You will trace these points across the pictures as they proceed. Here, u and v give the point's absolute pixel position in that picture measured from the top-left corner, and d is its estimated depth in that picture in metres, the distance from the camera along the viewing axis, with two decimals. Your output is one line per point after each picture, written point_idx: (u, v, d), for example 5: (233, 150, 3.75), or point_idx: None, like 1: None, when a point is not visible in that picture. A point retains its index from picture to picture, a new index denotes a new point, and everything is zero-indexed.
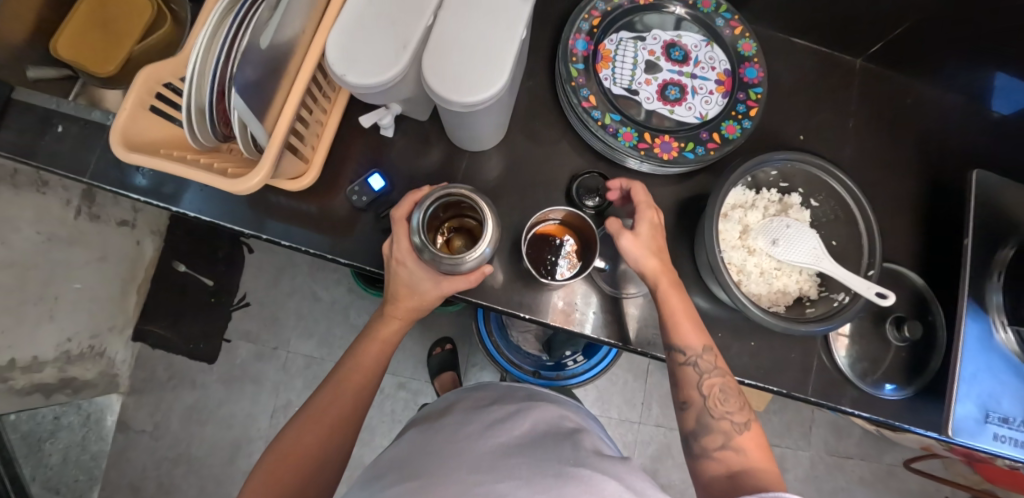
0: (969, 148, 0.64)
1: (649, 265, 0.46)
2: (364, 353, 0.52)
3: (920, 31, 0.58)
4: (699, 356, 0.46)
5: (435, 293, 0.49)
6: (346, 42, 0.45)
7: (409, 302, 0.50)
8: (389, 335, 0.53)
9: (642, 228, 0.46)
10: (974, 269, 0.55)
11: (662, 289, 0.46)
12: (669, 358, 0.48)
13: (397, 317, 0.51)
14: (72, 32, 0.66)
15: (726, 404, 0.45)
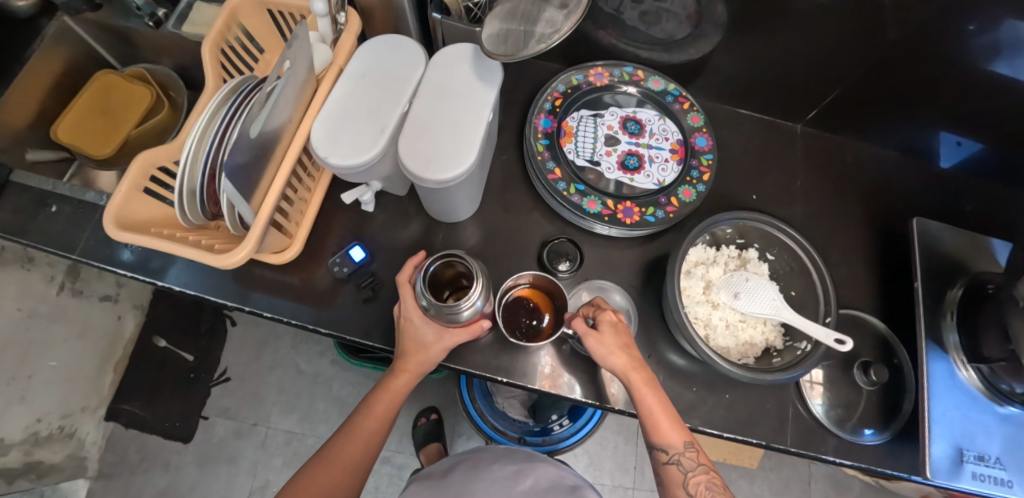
0: (911, 200, 0.69)
1: (619, 366, 0.47)
2: (372, 405, 0.52)
3: (846, 99, 0.66)
4: (682, 454, 0.45)
5: (438, 348, 0.49)
6: (328, 130, 0.49)
7: (411, 358, 0.49)
8: (399, 387, 0.51)
9: (607, 330, 0.47)
10: (928, 311, 0.58)
11: (635, 386, 0.46)
12: (653, 457, 0.47)
13: (404, 372, 0.50)
14: (74, 118, 0.77)
15: None
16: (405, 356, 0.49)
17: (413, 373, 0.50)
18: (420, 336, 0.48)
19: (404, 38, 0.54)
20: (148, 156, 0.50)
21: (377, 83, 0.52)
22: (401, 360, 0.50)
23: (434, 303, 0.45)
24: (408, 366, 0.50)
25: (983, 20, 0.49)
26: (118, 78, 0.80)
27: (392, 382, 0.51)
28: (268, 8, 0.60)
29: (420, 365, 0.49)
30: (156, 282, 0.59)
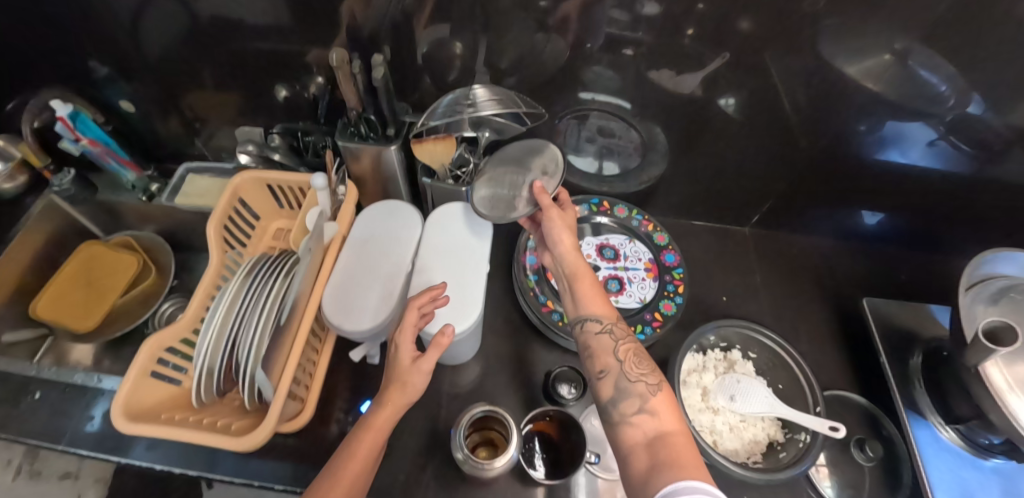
0: (856, 279, 0.78)
1: (564, 238, 0.52)
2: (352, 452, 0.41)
3: (778, 203, 0.78)
4: (614, 322, 0.48)
5: (421, 373, 0.43)
6: (338, 298, 0.53)
7: (406, 370, 0.43)
8: (381, 423, 0.42)
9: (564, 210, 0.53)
10: (899, 380, 0.64)
11: (575, 264, 0.51)
12: (582, 330, 0.49)
13: (387, 404, 0.43)
14: (55, 294, 0.76)
15: (640, 368, 0.45)
16: (394, 367, 0.44)
17: (405, 399, 0.43)
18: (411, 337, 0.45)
19: (400, 203, 0.60)
20: (158, 337, 0.51)
21: (381, 248, 0.57)
22: (388, 387, 0.44)
23: (470, 458, 0.48)
24: (402, 377, 0.43)
25: (870, 121, 0.62)
26: (104, 248, 0.81)
27: (375, 420, 0.42)
28: (269, 184, 0.65)
29: (414, 380, 0.43)
30: (152, 466, 0.56)
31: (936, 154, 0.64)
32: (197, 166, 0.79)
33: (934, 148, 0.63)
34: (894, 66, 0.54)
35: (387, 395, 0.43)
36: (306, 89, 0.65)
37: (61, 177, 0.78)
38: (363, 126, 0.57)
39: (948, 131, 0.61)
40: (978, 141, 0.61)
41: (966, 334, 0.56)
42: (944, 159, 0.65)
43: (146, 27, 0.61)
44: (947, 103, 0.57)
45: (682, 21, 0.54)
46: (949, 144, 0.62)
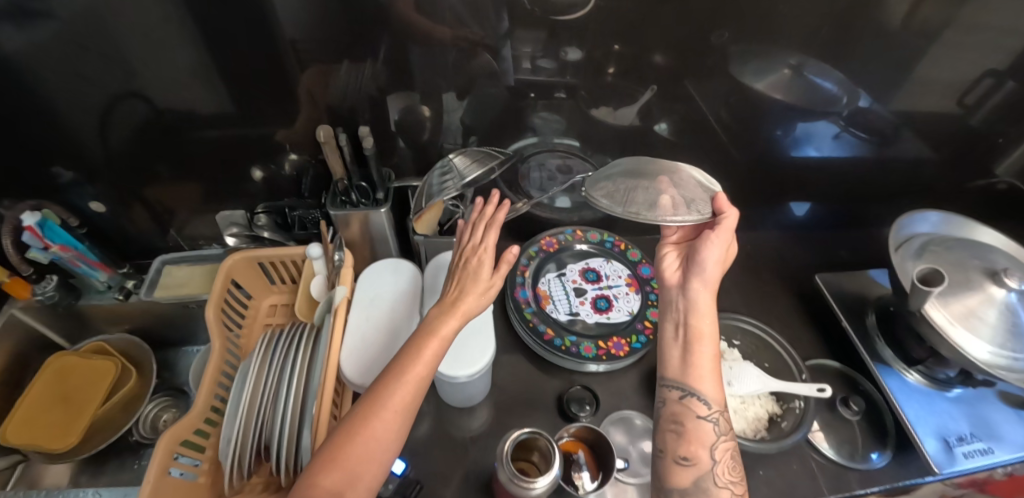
0: (806, 259, 0.88)
1: (711, 277, 0.51)
2: (420, 354, 0.43)
3: (723, 206, 0.87)
4: (721, 413, 0.48)
5: (491, 281, 0.48)
6: (358, 357, 0.54)
7: (472, 284, 0.47)
8: (445, 337, 0.44)
9: (725, 238, 0.50)
10: (863, 340, 0.73)
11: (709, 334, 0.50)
12: (684, 405, 0.48)
13: (456, 315, 0.45)
14: (29, 416, 0.71)
15: (730, 472, 0.46)
16: (465, 286, 0.47)
17: (472, 308, 0.46)
18: (486, 260, 0.48)
19: (402, 260, 0.63)
20: (175, 430, 0.51)
21: (387, 304, 0.59)
22: (454, 300, 0.47)
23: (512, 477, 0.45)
24: (472, 294, 0.47)
25: (784, 126, 0.74)
26: (77, 357, 0.76)
27: (442, 329, 0.44)
28: (259, 262, 0.66)
29: (478, 293, 0.47)
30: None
31: (845, 142, 0.78)
32: (172, 256, 0.77)
33: (839, 140, 0.78)
34: (793, 79, 0.68)
35: (453, 304, 0.46)
36: (281, 167, 0.69)
37: (45, 283, 0.71)
38: (354, 192, 0.62)
39: (847, 124, 0.75)
40: (867, 127, 0.76)
41: (905, 284, 0.66)
42: (849, 146, 0.79)
43: (121, 131, 0.63)
44: (841, 102, 0.72)
45: (603, 62, 0.63)
46: (850, 134, 0.77)
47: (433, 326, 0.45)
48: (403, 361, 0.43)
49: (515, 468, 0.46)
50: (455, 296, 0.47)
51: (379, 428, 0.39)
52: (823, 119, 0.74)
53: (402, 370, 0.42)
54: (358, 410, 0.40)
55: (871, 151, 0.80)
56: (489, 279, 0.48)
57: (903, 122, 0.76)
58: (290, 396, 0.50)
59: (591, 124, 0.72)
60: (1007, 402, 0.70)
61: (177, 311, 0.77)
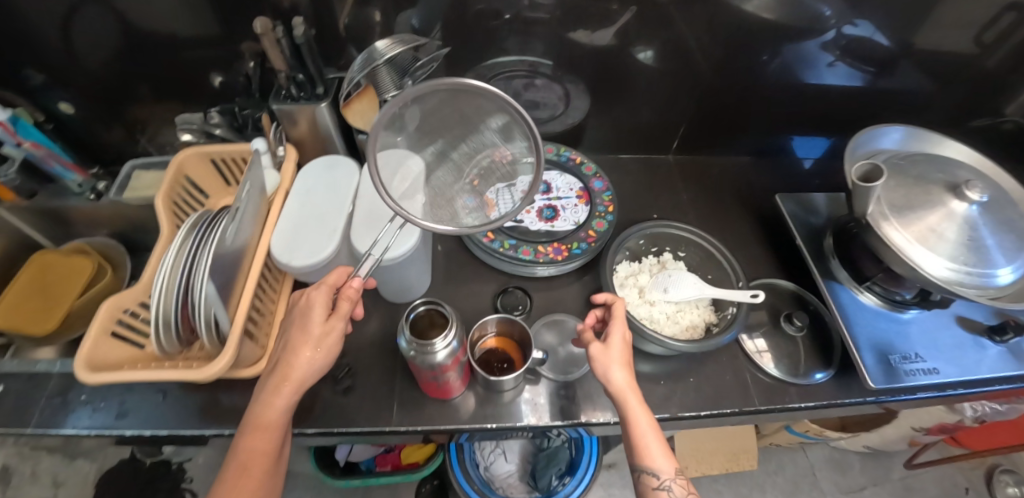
0: (773, 186, 0.86)
1: (622, 380, 0.46)
2: (253, 441, 0.44)
3: (692, 128, 0.85)
4: (673, 479, 0.43)
5: (325, 335, 0.46)
6: (287, 239, 0.55)
7: (298, 338, 0.46)
8: (274, 418, 0.45)
9: (615, 349, 0.48)
10: (817, 259, 0.71)
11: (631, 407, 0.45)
12: (641, 483, 0.45)
13: (286, 381, 0.45)
14: (10, 305, 0.75)
15: None
16: (295, 343, 0.46)
17: (302, 364, 0.45)
18: (315, 307, 0.47)
19: (338, 157, 0.63)
20: (115, 300, 0.53)
21: (316, 196, 0.60)
22: (284, 365, 0.46)
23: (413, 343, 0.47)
24: (297, 352, 0.45)
25: (771, 50, 0.71)
26: (57, 256, 0.80)
27: (271, 402, 0.45)
28: (212, 159, 0.68)
29: (308, 345, 0.46)
30: (142, 432, 0.59)
31: (844, 73, 0.75)
32: (142, 161, 0.79)
33: (834, 68, 0.75)
34: None
35: (282, 372, 0.45)
36: (240, 76, 0.71)
37: (6, 166, 0.72)
38: (294, 86, 0.61)
39: (842, 53, 0.72)
40: (869, 59, 0.73)
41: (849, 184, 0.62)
42: (850, 76, 0.76)
43: (84, 29, 0.63)
44: (832, 22, 0.67)
45: None
46: (845, 64, 0.74)
47: (264, 401, 0.45)
48: (243, 443, 0.44)
49: (413, 335, 0.47)
50: (285, 356, 0.46)
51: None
52: (814, 42, 0.70)
53: (243, 458, 0.44)
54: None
55: (858, 79, 0.77)
56: (322, 324, 0.46)
57: (905, 53, 0.73)
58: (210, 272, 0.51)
59: (561, 46, 0.69)
60: (967, 328, 0.68)
61: (147, 214, 0.81)
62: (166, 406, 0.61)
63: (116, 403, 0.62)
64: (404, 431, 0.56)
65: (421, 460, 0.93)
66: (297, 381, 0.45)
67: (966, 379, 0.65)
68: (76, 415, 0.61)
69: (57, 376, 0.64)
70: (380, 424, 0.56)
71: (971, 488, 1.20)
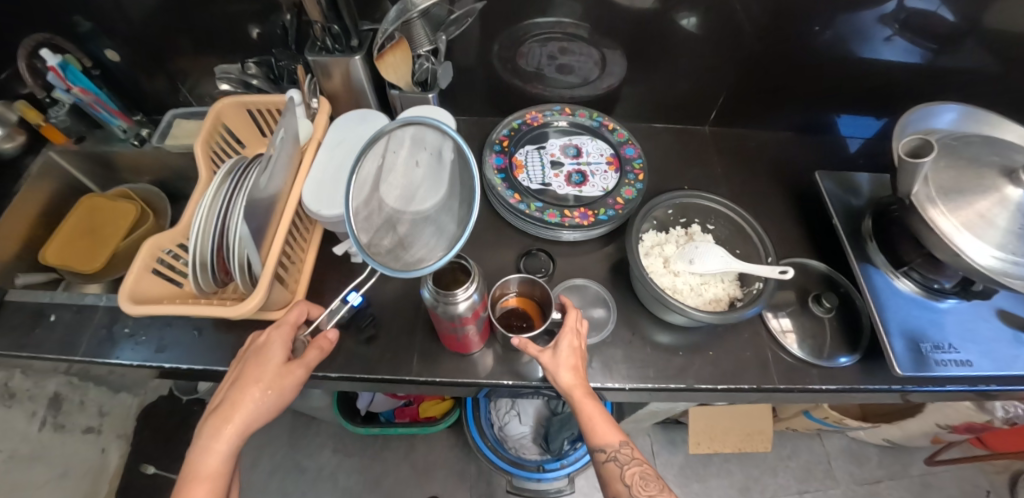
0: (812, 164, 0.82)
1: (570, 380, 0.48)
2: (188, 493, 0.41)
3: (732, 100, 0.81)
4: (618, 448, 0.47)
5: (275, 368, 0.46)
6: (319, 190, 0.57)
7: (250, 373, 0.46)
8: (217, 464, 0.42)
9: (562, 351, 0.49)
10: (853, 240, 0.68)
11: (577, 398, 0.48)
12: (593, 458, 0.48)
13: (230, 422, 0.43)
14: (59, 241, 0.80)
15: (648, 488, 0.45)
16: (245, 379, 0.45)
17: (248, 400, 0.44)
18: (276, 344, 0.48)
19: (370, 111, 0.64)
20: (155, 240, 0.55)
21: (349, 148, 0.61)
22: (228, 401, 0.44)
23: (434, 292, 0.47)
24: (244, 389, 0.45)
25: (824, 20, 0.67)
26: (104, 199, 0.84)
27: (212, 447, 0.42)
28: (248, 109, 0.68)
29: (259, 380, 0.45)
30: (179, 366, 0.63)
31: (902, 48, 0.70)
32: (182, 111, 0.81)
33: (891, 44, 0.70)
34: None
35: (224, 413, 0.43)
36: (276, 26, 0.70)
37: (57, 108, 0.76)
38: (328, 38, 0.61)
39: (901, 27, 0.67)
40: (932, 34, 0.68)
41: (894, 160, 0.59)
42: (906, 52, 0.71)
43: None
44: None
45: None
46: (904, 38, 0.69)
47: (204, 447, 0.43)
48: (179, 494, 0.41)
49: (436, 286, 0.48)
50: (229, 394, 0.45)
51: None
52: (872, 13, 0.65)
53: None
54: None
55: (917, 56, 0.72)
56: (277, 361, 0.47)
57: (975, 29, 0.67)
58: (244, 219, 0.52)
59: (600, 9, 0.67)
60: (1007, 323, 0.64)
61: (187, 162, 0.84)
62: (202, 343, 0.64)
63: (156, 337, 0.65)
64: (424, 381, 0.58)
65: (438, 416, 1.03)
66: (242, 422, 0.44)
67: (999, 375, 0.62)
68: (119, 347, 0.65)
69: (102, 309, 0.68)
70: (400, 373, 0.58)
71: (993, 491, 1.16)
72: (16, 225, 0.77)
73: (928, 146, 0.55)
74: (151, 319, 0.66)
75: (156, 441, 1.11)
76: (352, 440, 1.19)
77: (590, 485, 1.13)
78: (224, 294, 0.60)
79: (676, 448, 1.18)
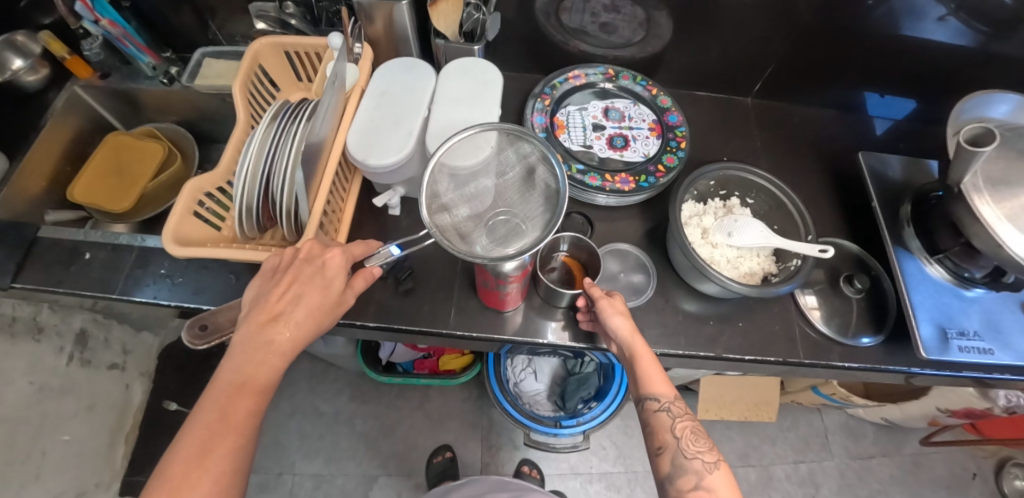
0: (852, 144, 0.81)
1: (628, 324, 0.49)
2: (231, 405, 0.39)
3: (778, 71, 0.79)
4: (672, 400, 0.45)
5: (335, 295, 0.45)
6: (363, 138, 0.56)
7: (314, 297, 0.43)
8: (262, 380, 0.40)
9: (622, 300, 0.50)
10: (889, 223, 0.67)
11: (631, 341, 0.48)
12: (641, 408, 0.46)
13: (283, 338, 0.42)
14: (88, 179, 0.79)
15: (697, 443, 0.43)
16: (310, 301, 0.43)
17: (309, 325, 0.43)
18: (339, 271, 0.46)
19: (416, 61, 0.62)
20: (195, 182, 0.54)
21: (396, 97, 0.59)
22: (283, 315, 0.42)
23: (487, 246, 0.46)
24: (306, 314, 0.43)
25: None
26: (130, 138, 0.83)
27: (266, 361, 0.41)
28: (286, 51, 0.66)
29: (321, 308, 0.44)
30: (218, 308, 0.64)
31: (953, 29, 0.66)
32: (212, 50, 0.79)
33: (944, 24, 0.66)
34: None
35: (280, 331, 0.42)
36: None
37: (91, 40, 0.73)
38: None
39: (956, 7, 0.63)
40: (988, 17, 0.63)
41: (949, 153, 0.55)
42: (957, 35, 0.67)
43: None
44: None
45: None
46: (958, 19, 0.65)
47: (254, 359, 0.40)
48: (223, 400, 0.39)
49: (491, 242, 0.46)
50: (290, 311, 0.42)
51: (211, 479, 0.36)
52: None
53: (220, 418, 0.38)
54: (165, 471, 0.35)
55: (965, 38, 0.67)
56: (339, 292, 0.45)
57: None
58: (290, 165, 0.51)
59: None
60: None
61: (218, 104, 0.82)
62: (239, 287, 0.65)
63: (193, 279, 0.66)
64: (459, 335, 0.60)
65: (459, 368, 1.07)
66: (295, 345, 0.43)
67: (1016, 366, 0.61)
68: (156, 287, 0.65)
69: (138, 249, 0.68)
70: (438, 325, 0.60)
71: (978, 473, 1.21)
72: (44, 159, 0.75)
73: (991, 137, 0.51)
74: (188, 261, 0.66)
75: (179, 380, 1.14)
76: (368, 388, 1.23)
77: (599, 444, 1.20)
78: (264, 240, 0.60)
79: None
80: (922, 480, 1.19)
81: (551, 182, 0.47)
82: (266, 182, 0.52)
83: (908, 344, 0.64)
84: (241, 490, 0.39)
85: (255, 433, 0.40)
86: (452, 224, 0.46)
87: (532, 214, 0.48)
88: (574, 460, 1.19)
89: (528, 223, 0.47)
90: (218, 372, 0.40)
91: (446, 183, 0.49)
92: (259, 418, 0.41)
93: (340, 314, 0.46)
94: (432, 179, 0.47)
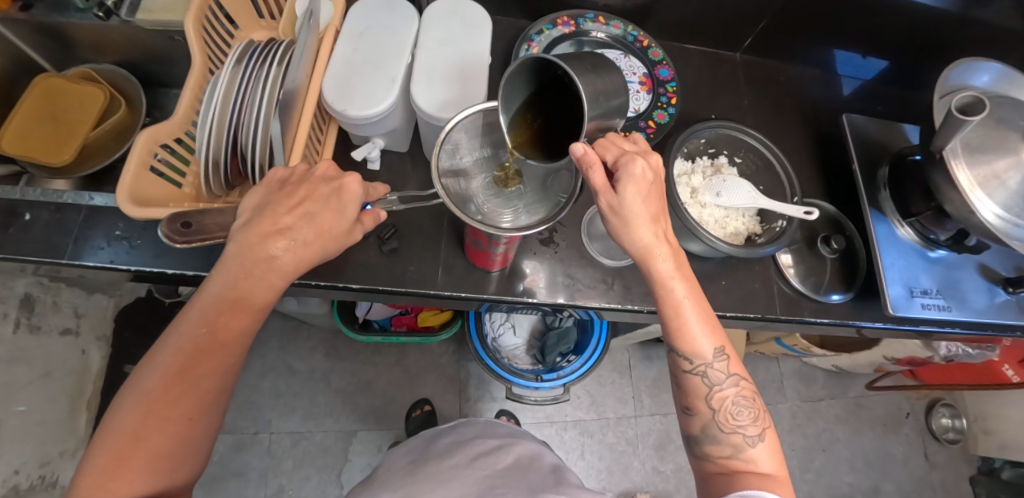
0: (833, 105, 0.82)
1: (650, 239, 0.42)
2: (222, 320, 0.37)
3: (769, 27, 0.77)
4: (710, 367, 0.43)
5: (342, 223, 0.42)
6: (340, 86, 0.51)
7: (327, 220, 0.41)
8: (259, 299, 0.39)
9: (638, 203, 0.41)
10: (868, 185, 0.68)
11: (665, 283, 0.43)
12: (675, 366, 0.45)
13: (279, 257, 0.39)
14: (15, 128, 0.69)
15: (737, 418, 0.43)
16: (321, 223, 0.40)
17: (314, 248, 0.40)
18: (356, 198, 0.42)
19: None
20: (153, 131, 0.48)
21: (377, 39, 0.54)
22: (281, 230, 0.39)
23: (477, 212, 0.46)
24: (315, 235, 0.40)
25: None
26: (63, 80, 0.73)
27: (267, 279, 0.39)
28: None
29: (331, 233, 0.41)
30: (184, 272, 0.59)
31: None
32: None
33: None
34: None
35: (278, 249, 0.39)
36: None
37: None
38: None
39: None
40: None
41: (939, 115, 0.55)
42: None
43: None
44: None
45: None
46: None
47: (251, 274, 0.38)
48: (213, 313, 0.37)
49: (483, 207, 0.47)
50: (299, 228, 0.39)
51: (194, 397, 0.35)
52: None
53: (208, 332, 0.36)
54: (140, 385, 0.34)
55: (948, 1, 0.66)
56: (352, 220, 0.43)
57: None
58: (262, 114, 0.46)
59: None
60: (985, 276, 0.66)
61: (166, 42, 0.73)
62: (205, 248, 0.60)
63: (153, 240, 0.60)
64: (447, 294, 0.59)
65: (438, 326, 1.06)
66: (297, 267, 0.40)
67: (966, 322, 0.66)
68: (112, 250, 0.60)
69: (86, 210, 0.61)
70: (425, 286, 0.59)
71: (912, 412, 1.35)
72: None
73: (981, 108, 0.52)
74: (146, 221, 0.60)
75: (141, 343, 1.09)
76: (344, 345, 1.22)
77: (576, 394, 1.25)
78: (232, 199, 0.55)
79: (650, 363, 1.30)
80: (861, 419, 1.32)
81: (562, 174, 0.46)
82: (236, 136, 0.47)
83: (871, 301, 0.68)
84: (223, 406, 0.38)
85: (242, 355, 0.38)
86: (460, 190, 0.47)
87: (537, 197, 0.48)
88: (550, 410, 1.23)
89: (530, 205, 0.48)
90: (209, 282, 0.38)
91: (459, 144, 0.48)
92: (249, 339, 0.39)
93: (347, 245, 0.44)
94: (446, 141, 0.46)
